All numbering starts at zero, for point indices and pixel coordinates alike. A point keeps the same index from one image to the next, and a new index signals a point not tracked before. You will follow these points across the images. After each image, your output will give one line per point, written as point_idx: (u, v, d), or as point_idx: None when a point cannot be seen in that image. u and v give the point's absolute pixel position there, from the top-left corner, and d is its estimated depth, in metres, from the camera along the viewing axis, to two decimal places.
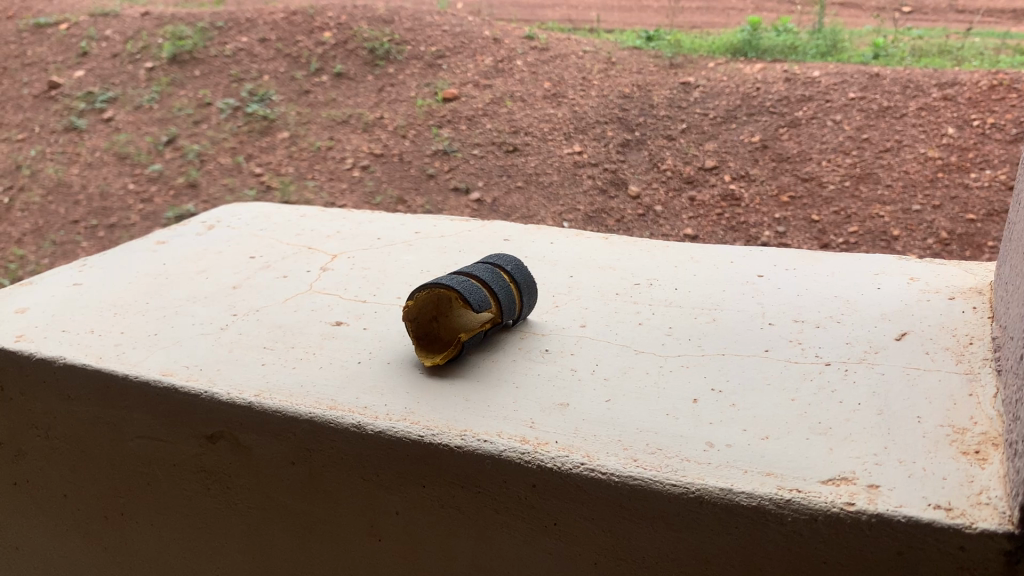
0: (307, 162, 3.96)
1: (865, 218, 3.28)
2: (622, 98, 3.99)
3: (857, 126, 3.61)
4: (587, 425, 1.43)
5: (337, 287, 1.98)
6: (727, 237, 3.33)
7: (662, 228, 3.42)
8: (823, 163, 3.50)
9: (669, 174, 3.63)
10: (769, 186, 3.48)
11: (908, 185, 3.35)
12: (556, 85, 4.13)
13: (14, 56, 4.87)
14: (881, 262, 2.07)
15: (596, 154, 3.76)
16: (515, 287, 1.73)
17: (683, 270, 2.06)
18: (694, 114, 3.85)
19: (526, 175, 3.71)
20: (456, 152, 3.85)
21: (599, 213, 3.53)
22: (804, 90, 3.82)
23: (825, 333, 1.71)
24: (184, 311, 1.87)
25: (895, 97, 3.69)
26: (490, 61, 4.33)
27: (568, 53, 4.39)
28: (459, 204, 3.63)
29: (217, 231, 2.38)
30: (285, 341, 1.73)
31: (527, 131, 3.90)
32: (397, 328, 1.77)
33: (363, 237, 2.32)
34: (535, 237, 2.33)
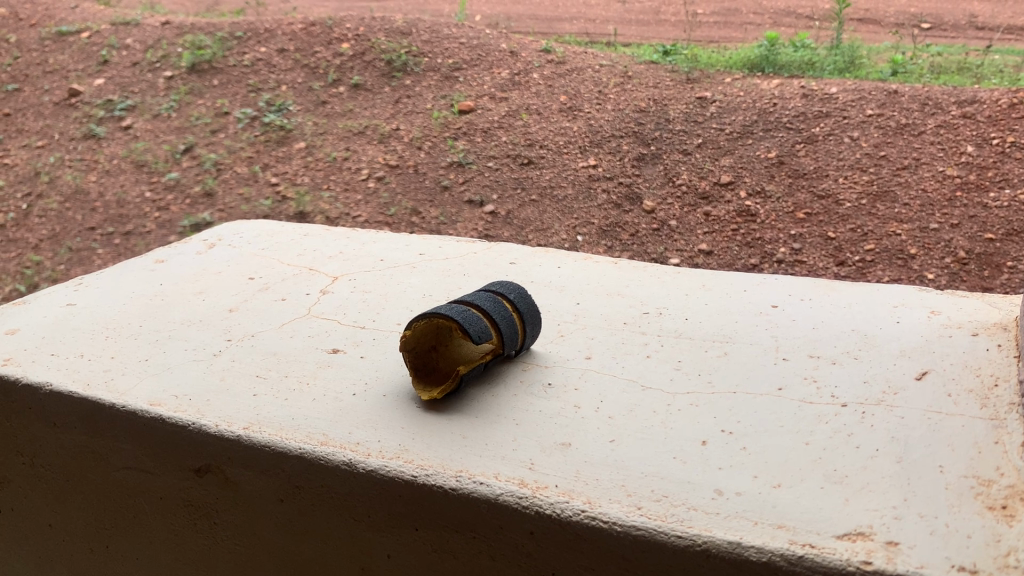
0: (323, 172, 3.91)
1: (882, 236, 3.20)
2: (638, 112, 3.93)
3: (875, 143, 3.52)
4: (589, 468, 1.36)
5: (336, 311, 1.93)
6: (743, 254, 3.28)
7: (676, 243, 3.39)
8: (841, 180, 3.42)
9: (685, 189, 3.56)
10: (785, 203, 3.41)
11: (925, 204, 3.26)
12: (572, 98, 4.06)
13: (36, 63, 4.85)
14: (900, 293, 1.99)
15: (611, 168, 3.70)
16: (518, 317, 1.66)
17: (694, 298, 1.99)
18: (711, 129, 3.77)
19: (540, 188, 3.66)
20: (471, 164, 3.79)
21: (614, 227, 3.48)
22: (821, 107, 3.74)
23: (841, 371, 1.63)
24: (177, 335, 1.82)
25: (914, 114, 3.60)
26: (507, 73, 4.27)
27: (585, 67, 4.33)
28: (473, 216, 3.58)
29: (217, 250, 2.33)
30: (279, 370, 1.67)
31: (543, 144, 3.83)
32: (394, 357, 1.71)
33: (366, 259, 2.26)
34: (543, 261, 2.26)
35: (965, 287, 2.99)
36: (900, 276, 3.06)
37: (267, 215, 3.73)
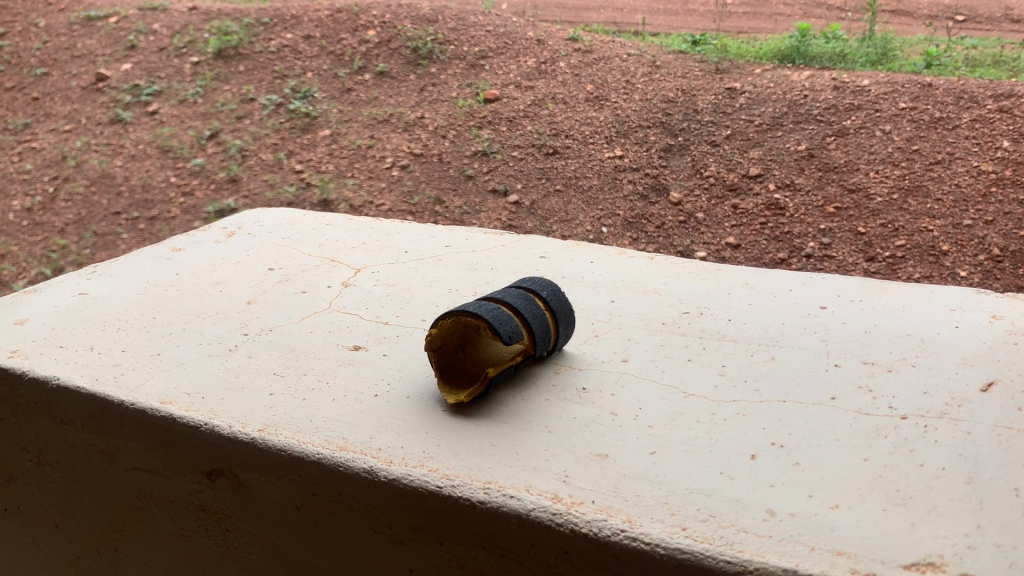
0: (348, 159, 3.82)
1: (913, 232, 3.07)
2: (666, 103, 3.80)
3: (907, 137, 3.36)
4: (628, 483, 1.26)
5: (359, 305, 1.83)
6: (771, 248, 3.16)
7: (703, 236, 3.26)
8: (872, 174, 3.27)
9: (712, 181, 3.43)
10: (815, 196, 3.27)
11: (959, 200, 3.12)
12: (599, 88, 3.94)
13: (64, 48, 4.78)
14: (957, 295, 1.86)
15: (637, 159, 3.58)
16: (551, 316, 1.56)
17: (736, 298, 1.88)
18: (740, 120, 3.63)
19: (565, 178, 3.54)
20: (496, 153, 3.68)
21: (639, 219, 3.37)
22: (852, 99, 3.59)
23: (898, 380, 1.52)
24: (192, 328, 1.74)
25: (948, 107, 3.45)
26: (533, 62, 4.15)
27: (613, 56, 4.21)
28: (497, 206, 3.48)
29: (236, 239, 2.25)
30: (297, 367, 1.58)
31: (569, 134, 3.71)
32: (419, 355, 1.62)
33: (390, 250, 2.17)
34: (575, 256, 2.16)
35: (1000, 286, 2.86)
36: (932, 273, 2.93)
37: (291, 203, 3.64)
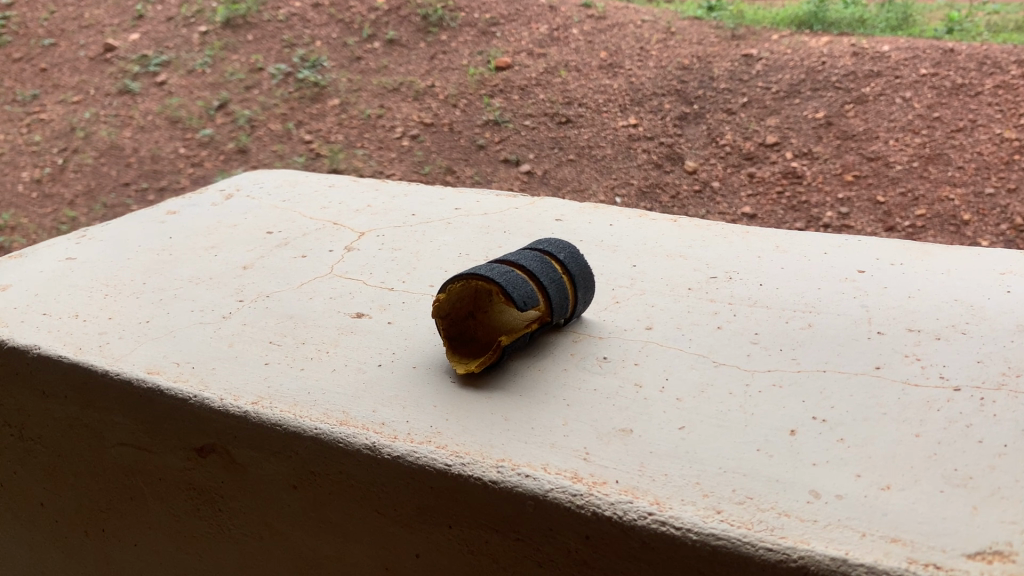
0: (357, 130, 3.71)
1: (933, 201, 2.95)
2: (681, 70, 3.60)
3: (927, 104, 3.18)
4: (655, 460, 1.14)
5: (362, 270, 1.72)
6: (787, 218, 3.04)
7: (718, 206, 3.15)
8: (891, 143, 3.11)
9: (728, 150, 3.29)
10: (832, 164, 3.14)
11: (980, 167, 2.99)
12: (613, 55, 3.75)
13: (71, 18, 4.58)
14: (1003, 258, 1.73)
15: (652, 128, 3.44)
16: (568, 280, 1.43)
17: (767, 263, 1.75)
18: (756, 88, 3.44)
19: (578, 148, 3.43)
20: (507, 123, 3.55)
21: (654, 188, 3.27)
22: (872, 66, 3.35)
23: (947, 348, 1.39)
24: (184, 293, 1.63)
25: (970, 73, 3.24)
26: (545, 28, 3.95)
27: (627, 22, 3.94)
28: (508, 175, 3.37)
29: (234, 202, 2.13)
30: (295, 335, 1.47)
31: (582, 102, 3.57)
32: (426, 323, 1.50)
33: (396, 213, 2.05)
34: (592, 219, 2.03)
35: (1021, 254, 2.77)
36: (951, 243, 2.83)
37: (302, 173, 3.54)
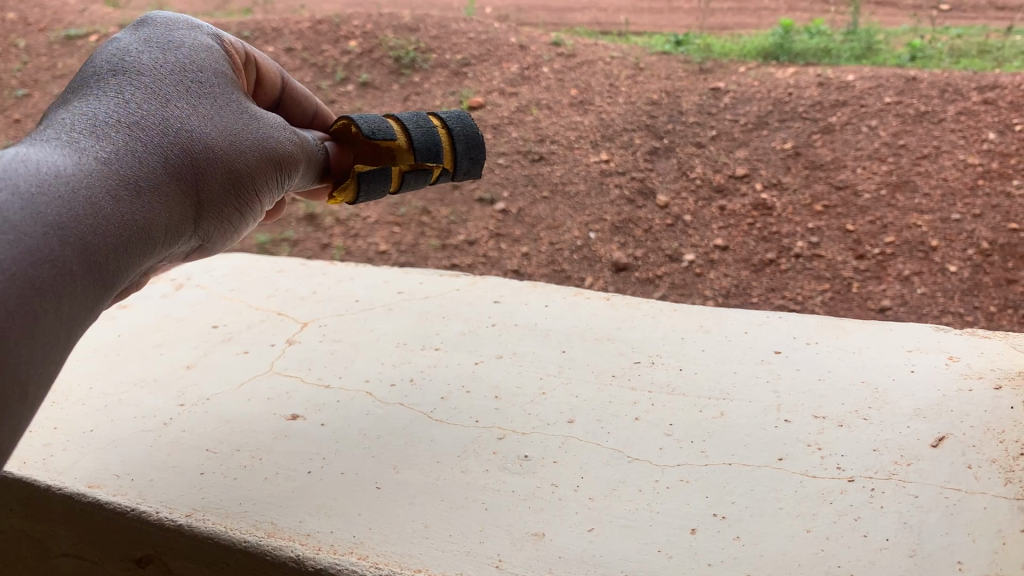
0: None
1: (902, 228, 2.70)
2: (651, 105, 3.46)
3: (893, 132, 3.00)
4: (563, 566, 1.22)
5: (302, 365, 1.80)
6: (760, 250, 2.82)
7: (690, 238, 2.92)
8: (859, 170, 2.91)
9: (699, 182, 3.08)
10: (802, 195, 2.92)
11: (946, 194, 2.74)
12: (583, 92, 3.62)
13: (44, 68, 4.50)
14: (911, 334, 1.83)
15: (623, 163, 3.23)
16: (445, 132, 1.66)
17: (690, 345, 1.84)
18: (724, 121, 3.30)
19: (552, 184, 3.21)
20: (480, 162, 3.35)
21: (627, 223, 3.02)
22: (838, 95, 3.24)
23: (848, 436, 1.47)
24: (129, 398, 1.72)
25: (934, 101, 3.08)
26: (516, 68, 3.84)
27: (597, 59, 3.90)
28: (484, 215, 3.14)
29: (186, 291, 2.20)
30: (231, 442, 1.56)
31: (554, 140, 3.39)
32: (357, 424, 1.59)
33: (340, 298, 2.14)
34: (528, 299, 2.11)
35: (987, 282, 2.53)
36: (922, 270, 2.60)
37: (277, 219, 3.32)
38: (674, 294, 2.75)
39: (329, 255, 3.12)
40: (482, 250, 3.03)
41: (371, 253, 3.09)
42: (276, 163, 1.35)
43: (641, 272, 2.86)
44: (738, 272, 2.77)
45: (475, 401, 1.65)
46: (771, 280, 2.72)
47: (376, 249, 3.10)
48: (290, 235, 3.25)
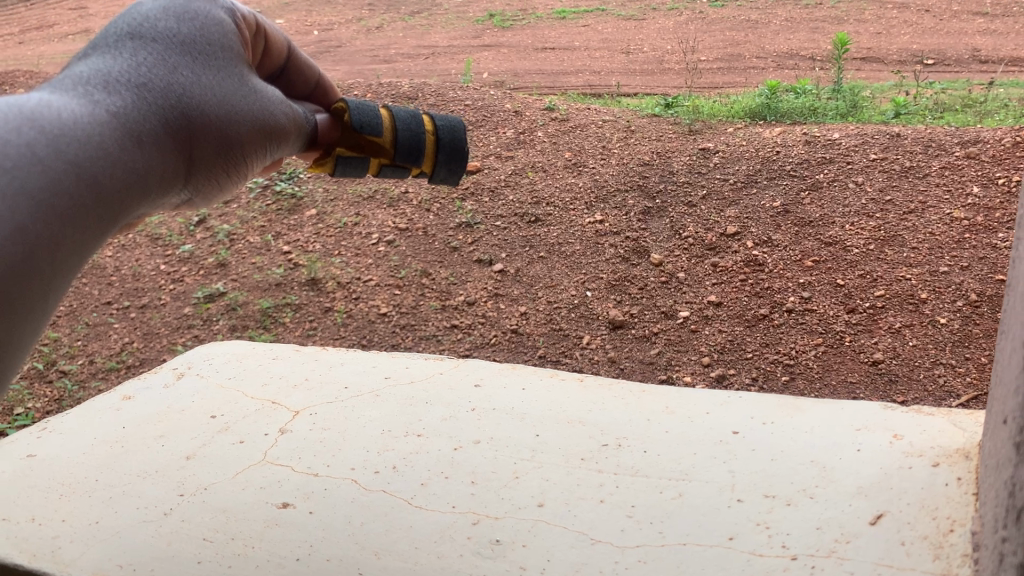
0: (334, 239, 3.64)
1: (891, 281, 2.92)
2: (642, 166, 3.69)
3: (880, 188, 3.30)
4: None
5: (293, 454, 1.93)
6: (752, 305, 2.96)
7: (684, 295, 3.06)
8: (847, 227, 3.16)
9: (691, 241, 3.26)
10: (793, 251, 3.13)
11: (934, 248, 3.00)
12: (576, 155, 3.87)
13: None
14: (863, 411, 1.96)
15: (617, 223, 3.41)
16: (433, 140, 1.58)
17: (656, 426, 1.97)
18: (715, 180, 3.52)
19: (548, 245, 3.38)
20: (479, 224, 3.53)
21: (623, 281, 3.17)
22: (824, 153, 3.56)
23: (795, 514, 1.60)
24: (131, 489, 1.85)
25: (917, 156, 3.43)
26: (511, 133, 4.14)
27: (589, 123, 4.21)
28: (481, 276, 3.30)
29: (186, 380, 2.34)
30: (227, 531, 1.68)
31: (550, 201, 3.59)
32: (344, 512, 1.71)
33: (331, 385, 2.27)
34: (508, 382, 2.24)
35: (977, 333, 2.68)
36: (912, 321, 2.76)
37: (279, 283, 3.46)
38: (671, 350, 2.88)
39: (332, 318, 3.26)
40: (481, 310, 3.17)
41: (373, 315, 3.23)
42: (279, 136, 1.39)
43: (637, 329, 2.98)
44: (732, 327, 2.90)
45: (452, 486, 1.77)
46: (764, 336, 2.86)
47: (377, 311, 3.24)
48: (293, 299, 3.37)
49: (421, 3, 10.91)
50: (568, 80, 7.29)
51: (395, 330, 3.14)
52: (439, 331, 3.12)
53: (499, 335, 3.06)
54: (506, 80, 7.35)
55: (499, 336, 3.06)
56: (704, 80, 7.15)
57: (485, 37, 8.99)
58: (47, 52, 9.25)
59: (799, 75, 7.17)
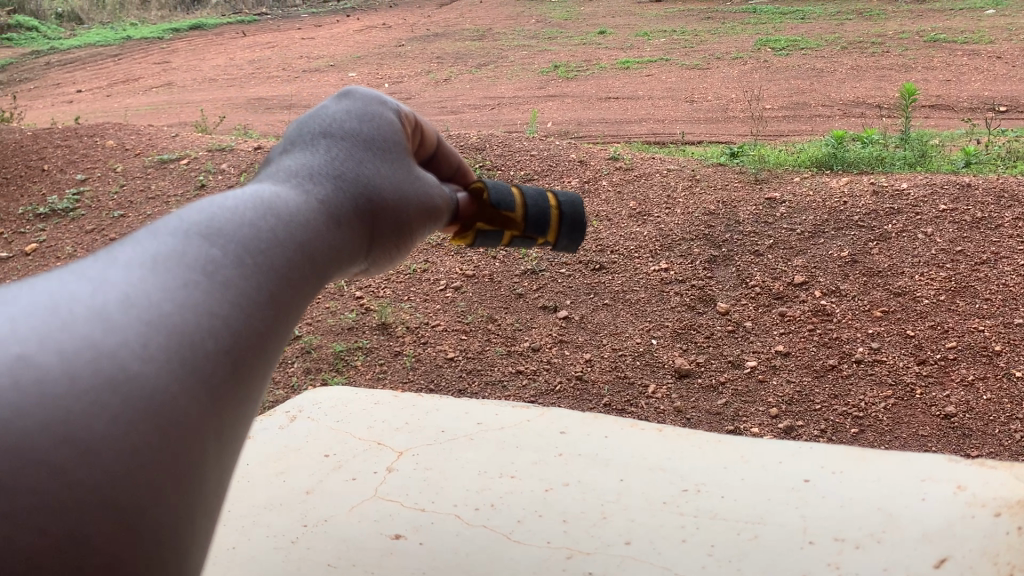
0: (404, 284, 3.89)
1: (964, 333, 3.07)
2: (709, 215, 3.84)
3: (950, 239, 3.46)
4: None
5: (401, 491, 2.15)
6: (821, 354, 3.11)
7: (752, 345, 3.20)
8: (917, 277, 3.30)
9: (758, 290, 3.40)
10: (861, 301, 3.26)
11: (1008, 299, 3.15)
12: (641, 204, 4.08)
13: (139, 190, 5.12)
14: (928, 462, 2.09)
15: (683, 272, 3.58)
16: (557, 214, 1.67)
17: (731, 473, 2.13)
18: (782, 230, 3.67)
19: (613, 293, 3.57)
20: (543, 271, 3.74)
21: (688, 330, 3.31)
22: (892, 203, 3.68)
23: (864, 556, 1.76)
24: (261, 519, 2.08)
25: (989, 207, 3.58)
26: (576, 182, 4.39)
27: (653, 172, 4.41)
28: (547, 322, 3.49)
29: (298, 422, 2.59)
30: (348, 558, 1.90)
31: (614, 250, 3.79)
32: (451, 544, 1.92)
33: (429, 428, 2.49)
34: (591, 429, 2.43)
35: None
36: (987, 374, 2.91)
37: (351, 327, 3.64)
38: (740, 400, 3.00)
39: (401, 361, 3.41)
40: (546, 356, 3.32)
41: (441, 360, 3.38)
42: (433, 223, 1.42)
43: (703, 378, 3.11)
44: (801, 377, 3.04)
45: (546, 524, 1.96)
46: (833, 387, 2.99)
47: (445, 355, 3.40)
48: (365, 343, 3.54)
49: (487, 56, 11.35)
50: (631, 129, 7.53)
51: (462, 374, 3.29)
52: (505, 376, 3.26)
53: (564, 382, 3.19)
54: (570, 130, 7.60)
55: (565, 383, 3.19)
56: (768, 128, 7.32)
57: (549, 88, 9.32)
58: (131, 106, 9.85)
59: (864, 124, 7.28)
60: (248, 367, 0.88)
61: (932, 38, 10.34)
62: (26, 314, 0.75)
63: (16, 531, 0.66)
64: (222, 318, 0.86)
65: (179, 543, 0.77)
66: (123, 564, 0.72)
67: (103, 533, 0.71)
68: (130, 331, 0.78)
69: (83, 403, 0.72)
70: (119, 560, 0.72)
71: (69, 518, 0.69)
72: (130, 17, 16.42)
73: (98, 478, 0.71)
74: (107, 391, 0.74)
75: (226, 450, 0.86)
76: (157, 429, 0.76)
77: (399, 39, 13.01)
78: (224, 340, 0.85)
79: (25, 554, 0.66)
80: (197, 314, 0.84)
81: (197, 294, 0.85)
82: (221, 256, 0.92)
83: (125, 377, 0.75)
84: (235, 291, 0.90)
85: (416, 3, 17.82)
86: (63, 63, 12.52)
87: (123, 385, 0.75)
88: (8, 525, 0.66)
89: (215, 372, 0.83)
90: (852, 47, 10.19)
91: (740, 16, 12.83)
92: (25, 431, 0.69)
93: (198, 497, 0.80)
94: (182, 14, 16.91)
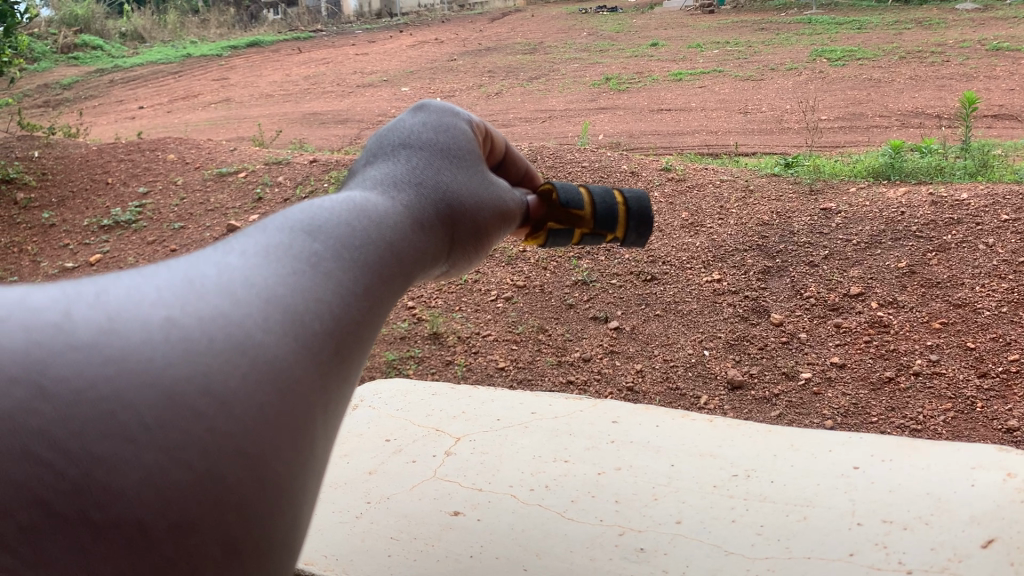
0: (455, 295, 4.00)
1: None
2: (761, 226, 3.90)
3: (1012, 248, 3.42)
4: None
5: (459, 473, 2.24)
6: (878, 366, 3.11)
7: (807, 355, 3.22)
8: (977, 288, 3.29)
9: (813, 301, 3.43)
10: (920, 312, 3.27)
11: None
12: (693, 215, 4.13)
13: (200, 202, 5.33)
14: (978, 452, 2.11)
15: (735, 282, 3.62)
16: (624, 211, 1.74)
17: (781, 460, 2.18)
18: (837, 240, 3.69)
19: (664, 303, 3.62)
20: (594, 282, 3.81)
21: (741, 340, 3.35)
22: (951, 214, 3.69)
23: (910, 537, 1.80)
24: (327, 497, 2.20)
25: None
26: None
27: (706, 183, 4.47)
28: (598, 332, 3.56)
29: (359, 410, 2.71)
30: (409, 532, 1.99)
31: (666, 260, 3.84)
32: (507, 520, 2.00)
33: (484, 417, 2.58)
34: (642, 419, 2.50)
35: None
36: None
37: (403, 337, 3.77)
38: (793, 413, 3.01)
39: (453, 370, 3.53)
40: (597, 367, 3.39)
41: (492, 369, 3.48)
42: (503, 227, 1.50)
43: (757, 390, 3.13)
44: (857, 390, 3.04)
45: (599, 504, 2.04)
46: (890, 400, 2.98)
47: (495, 365, 3.50)
48: (416, 352, 3.67)
49: (539, 69, 11.47)
50: (683, 141, 7.55)
51: (513, 384, 3.36)
52: (556, 386, 3.33)
53: (615, 392, 3.26)
54: (621, 141, 7.65)
55: (615, 393, 3.25)
56: (823, 139, 7.29)
57: (601, 100, 9.40)
58: (191, 121, 10.17)
59: (923, 134, 7.20)
60: (352, 346, 0.92)
61: (995, 46, 10.18)
62: (169, 286, 0.82)
63: (168, 465, 0.72)
64: (328, 303, 0.90)
65: (299, 491, 0.82)
66: (253, 506, 0.77)
67: (236, 474, 0.76)
68: (254, 307, 0.83)
69: (218, 362, 0.78)
70: (249, 502, 0.77)
71: (207, 460, 0.74)
72: (190, 35, 16.89)
73: (232, 428, 0.77)
74: (237, 355, 0.79)
75: (331, 423, 0.89)
76: (278, 390, 0.81)
77: (451, 54, 13.21)
78: (330, 322, 0.89)
79: (176, 486, 0.72)
80: (308, 297, 0.89)
81: (307, 281, 0.90)
82: (324, 249, 0.96)
83: (251, 344, 0.81)
84: (337, 281, 0.94)
85: (469, 19, 18.09)
86: (127, 81, 12.96)
87: (251, 350, 0.81)
88: (162, 459, 0.72)
89: (322, 347, 0.87)
90: (911, 56, 10.07)
91: (795, 28, 12.78)
92: (174, 381, 0.75)
93: (310, 458, 0.84)
94: (240, 32, 17.35)
